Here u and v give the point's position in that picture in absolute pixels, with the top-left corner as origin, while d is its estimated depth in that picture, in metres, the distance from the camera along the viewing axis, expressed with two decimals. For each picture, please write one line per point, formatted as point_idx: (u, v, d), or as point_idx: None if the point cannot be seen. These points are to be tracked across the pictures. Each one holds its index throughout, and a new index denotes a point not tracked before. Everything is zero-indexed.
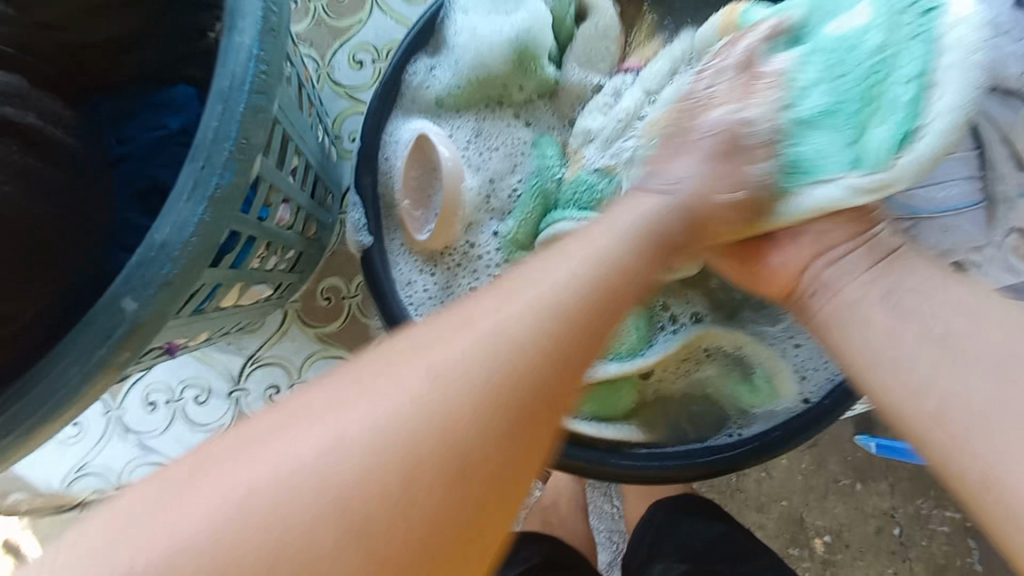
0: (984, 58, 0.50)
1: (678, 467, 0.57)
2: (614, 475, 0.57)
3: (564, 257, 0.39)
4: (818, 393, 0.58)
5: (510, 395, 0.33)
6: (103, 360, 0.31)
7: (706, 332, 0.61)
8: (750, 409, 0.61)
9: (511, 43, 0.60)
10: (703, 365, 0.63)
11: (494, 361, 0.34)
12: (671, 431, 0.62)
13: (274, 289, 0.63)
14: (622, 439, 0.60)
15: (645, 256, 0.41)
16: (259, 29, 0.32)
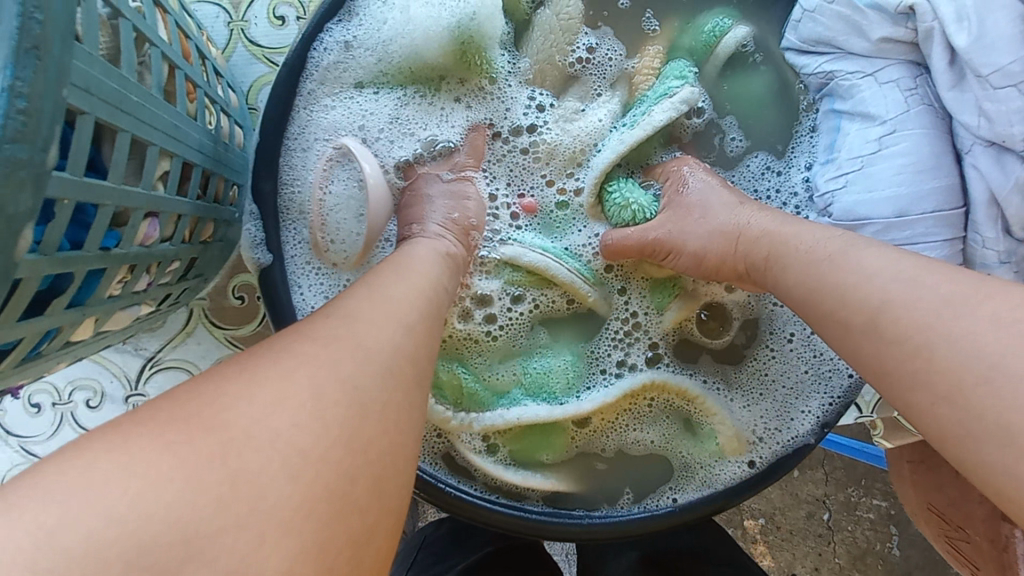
0: (987, 109, 0.43)
1: (601, 526, 0.52)
2: (529, 531, 0.52)
3: (389, 292, 0.39)
4: (766, 458, 0.54)
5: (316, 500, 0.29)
6: None
7: (651, 381, 0.55)
8: (697, 467, 0.55)
9: (450, 27, 0.51)
10: (651, 414, 0.57)
11: (287, 496, 0.28)
12: (607, 481, 0.57)
13: (157, 303, 0.54)
14: (546, 489, 0.55)
15: (439, 290, 0.43)
16: (12, 45, 0.22)
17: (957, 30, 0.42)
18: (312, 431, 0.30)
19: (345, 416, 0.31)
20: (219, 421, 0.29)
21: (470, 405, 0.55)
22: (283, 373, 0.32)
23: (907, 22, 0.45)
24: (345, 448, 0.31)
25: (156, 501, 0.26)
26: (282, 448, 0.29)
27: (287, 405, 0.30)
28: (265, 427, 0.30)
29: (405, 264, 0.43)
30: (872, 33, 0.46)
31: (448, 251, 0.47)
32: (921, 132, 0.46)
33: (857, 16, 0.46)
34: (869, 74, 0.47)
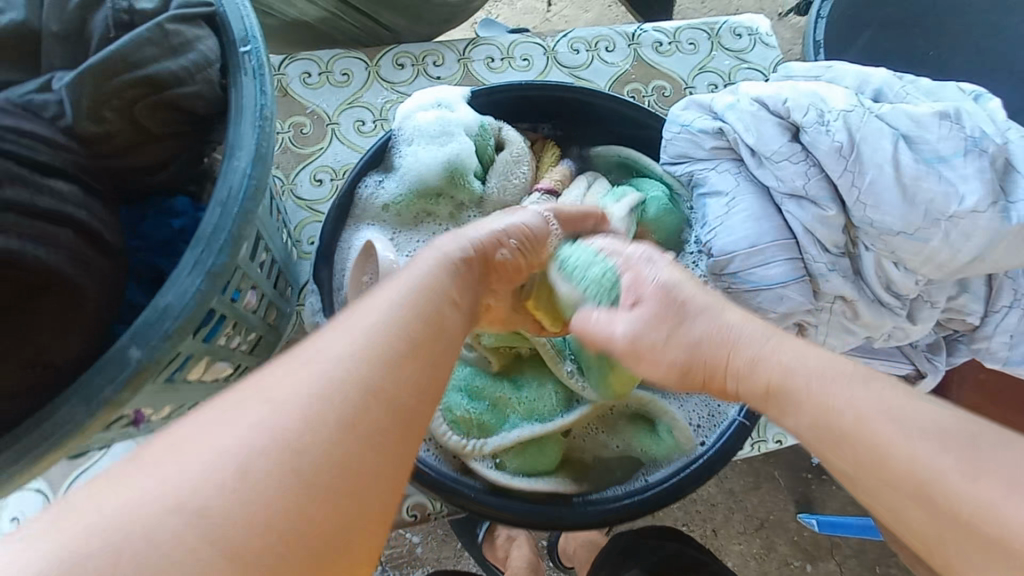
0: (780, 175, 0.69)
1: (595, 511, 0.65)
2: (538, 524, 0.64)
3: (414, 279, 0.49)
4: (709, 439, 0.70)
5: (391, 401, 0.39)
6: (106, 399, 0.38)
7: (614, 394, 0.73)
8: (661, 459, 0.71)
9: (444, 165, 0.77)
10: (613, 424, 0.74)
11: (371, 390, 0.39)
12: (596, 483, 0.71)
13: (234, 370, 0.70)
14: (549, 492, 0.68)
15: (446, 298, 0.49)
16: (252, 157, 0.45)
17: (748, 134, 0.70)
18: (379, 362, 0.40)
19: (391, 375, 0.40)
20: (299, 372, 0.38)
21: (479, 432, 0.70)
22: (336, 338, 0.41)
23: (722, 136, 0.74)
24: (393, 400, 0.40)
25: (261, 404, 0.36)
26: (353, 370, 0.39)
27: (366, 338, 0.42)
28: (334, 354, 0.40)
29: (416, 270, 0.51)
30: (706, 144, 0.75)
31: (452, 254, 0.54)
32: (750, 197, 0.72)
33: (696, 138, 0.75)
34: (713, 168, 0.75)
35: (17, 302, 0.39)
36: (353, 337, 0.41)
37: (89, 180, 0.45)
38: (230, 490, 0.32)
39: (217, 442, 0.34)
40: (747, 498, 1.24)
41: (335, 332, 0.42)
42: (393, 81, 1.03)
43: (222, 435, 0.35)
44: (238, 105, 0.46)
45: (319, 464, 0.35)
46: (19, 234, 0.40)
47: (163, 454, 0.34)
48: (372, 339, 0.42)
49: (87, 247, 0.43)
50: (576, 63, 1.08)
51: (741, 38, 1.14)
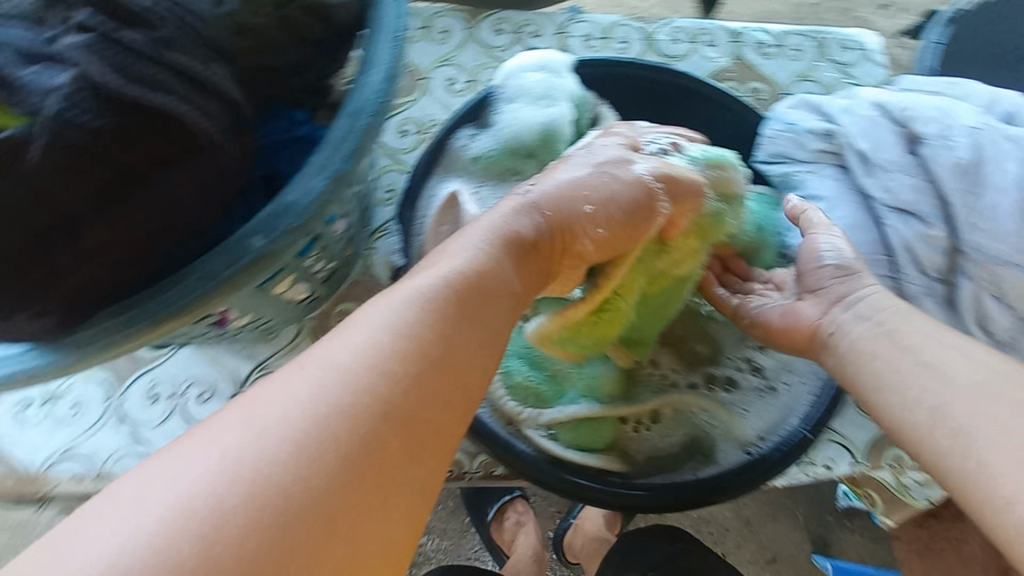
0: (889, 186, 0.67)
1: (646, 494, 0.64)
2: (586, 496, 0.64)
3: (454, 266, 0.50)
4: (765, 445, 0.70)
5: (409, 412, 0.40)
6: (227, 278, 0.40)
7: (675, 393, 0.73)
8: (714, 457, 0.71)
9: (540, 126, 0.75)
10: (673, 418, 0.73)
11: (387, 401, 0.40)
12: (647, 467, 0.70)
13: (308, 295, 0.72)
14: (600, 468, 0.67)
15: (487, 285, 0.50)
16: (386, 75, 0.45)
17: (862, 140, 0.68)
18: (399, 368, 0.42)
19: (397, 393, 0.41)
20: (308, 384, 0.40)
21: (536, 401, 0.70)
22: (363, 336, 0.43)
23: (830, 140, 0.71)
24: (390, 426, 0.39)
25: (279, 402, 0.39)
26: (371, 377, 0.41)
27: (392, 340, 0.43)
28: (360, 353, 0.42)
29: (463, 251, 0.52)
30: (811, 146, 0.71)
31: (514, 230, 0.54)
32: (851, 206, 0.69)
33: (800, 138, 0.72)
34: (814, 171, 0.71)
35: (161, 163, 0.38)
36: (379, 338, 0.43)
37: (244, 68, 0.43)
38: (239, 495, 0.34)
39: (235, 441, 0.37)
40: (761, 528, 1.20)
41: (363, 330, 0.44)
42: (490, 46, 1.04)
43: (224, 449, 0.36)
44: (379, 25, 0.47)
45: (329, 477, 0.36)
46: (186, 98, 0.38)
47: (187, 449, 0.37)
48: (397, 342, 0.43)
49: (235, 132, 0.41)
50: (674, 52, 1.06)
51: (849, 51, 1.11)
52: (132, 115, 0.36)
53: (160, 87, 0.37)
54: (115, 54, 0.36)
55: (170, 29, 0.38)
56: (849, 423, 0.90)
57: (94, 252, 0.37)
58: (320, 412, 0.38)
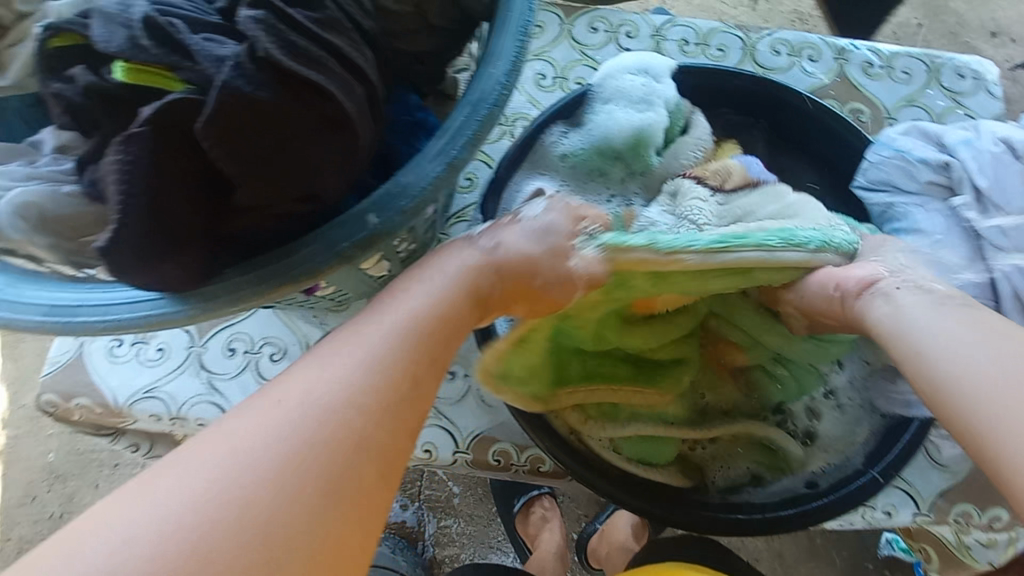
0: (1005, 229, 0.62)
1: (704, 517, 0.66)
2: (641, 511, 0.66)
3: (416, 293, 0.52)
4: (828, 480, 0.69)
5: (371, 432, 0.42)
6: (343, 252, 0.41)
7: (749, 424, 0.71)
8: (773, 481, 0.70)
9: (635, 130, 0.74)
10: (739, 441, 0.72)
11: (347, 422, 0.42)
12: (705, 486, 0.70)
13: (387, 273, 0.74)
14: (661, 483, 0.68)
15: (448, 308, 0.52)
16: (509, 67, 0.46)
17: (981, 177, 0.64)
18: (361, 390, 0.44)
19: (397, 371, 0.46)
20: (310, 375, 0.44)
21: (599, 414, 0.70)
22: (324, 362, 0.45)
23: (944, 173, 0.67)
24: (394, 396, 0.45)
25: (247, 426, 0.40)
26: (331, 401, 0.42)
27: (358, 362, 0.45)
28: (317, 377, 0.43)
29: (431, 278, 0.54)
30: (922, 177, 0.67)
31: (468, 269, 0.55)
32: (959, 244, 0.64)
33: (910, 167, 0.68)
34: (921, 204, 0.67)
35: (307, 132, 0.39)
36: (341, 362, 0.45)
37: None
38: (202, 519, 0.36)
39: (204, 471, 0.38)
40: (795, 565, 1.16)
41: (331, 353, 0.46)
42: (584, 43, 1.03)
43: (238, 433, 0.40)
44: (505, 15, 0.47)
45: (294, 495, 0.38)
46: (331, 74, 0.40)
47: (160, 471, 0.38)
48: (362, 363, 0.45)
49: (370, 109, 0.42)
50: (773, 65, 1.02)
51: (964, 79, 1.04)
52: (281, 85, 0.38)
53: (309, 61, 0.39)
54: (277, 27, 0.39)
55: (327, 13, 0.41)
56: (916, 471, 0.85)
57: (247, 208, 0.40)
58: (283, 435, 0.40)
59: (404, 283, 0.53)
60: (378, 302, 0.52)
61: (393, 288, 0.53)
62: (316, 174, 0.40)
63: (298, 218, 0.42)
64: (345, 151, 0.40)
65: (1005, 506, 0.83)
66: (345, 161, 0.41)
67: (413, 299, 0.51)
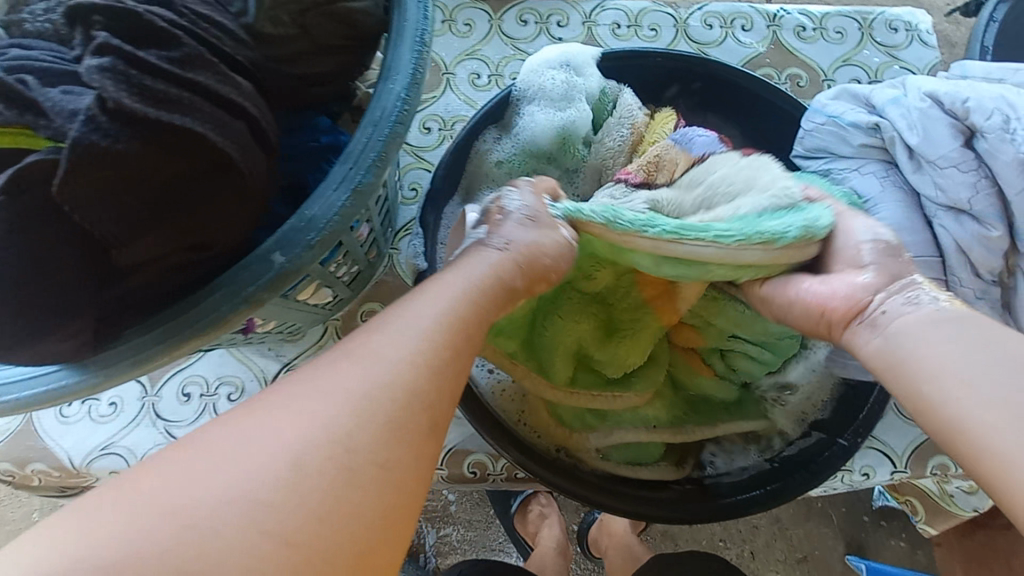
0: (942, 184, 0.61)
1: (704, 511, 0.64)
2: (644, 515, 0.64)
3: (431, 303, 0.48)
4: (805, 442, 0.69)
5: (380, 458, 0.38)
6: (250, 296, 0.39)
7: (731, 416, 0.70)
8: (762, 451, 0.70)
9: (559, 129, 0.74)
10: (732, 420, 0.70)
11: (355, 444, 0.37)
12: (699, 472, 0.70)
13: (332, 299, 0.72)
14: (653, 482, 0.68)
15: (463, 317, 0.48)
16: (408, 81, 0.44)
17: (911, 134, 0.63)
18: (375, 407, 0.39)
19: (436, 375, 0.43)
20: (347, 367, 0.41)
21: (579, 424, 0.68)
22: (339, 371, 0.41)
23: (877, 134, 0.66)
24: (432, 398, 0.42)
25: (244, 449, 0.36)
26: (343, 418, 0.38)
27: (371, 376, 0.41)
28: (327, 390, 0.39)
29: (444, 285, 0.50)
30: (855, 141, 0.67)
31: (480, 271, 0.52)
32: (896, 204, 0.64)
33: (844, 132, 0.68)
34: (856, 168, 0.67)
35: (188, 180, 0.38)
36: (367, 371, 0.41)
37: (263, 81, 0.43)
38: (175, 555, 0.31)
39: (201, 483, 0.33)
40: (794, 529, 1.17)
41: (344, 364, 0.41)
42: (515, 38, 1.01)
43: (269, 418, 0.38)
44: (399, 26, 0.45)
45: (282, 531, 0.33)
46: (201, 116, 0.38)
47: (134, 487, 0.33)
48: (381, 376, 0.41)
49: (256, 144, 0.40)
50: (707, 39, 1.01)
51: (897, 33, 1.04)
52: (148, 134, 0.36)
53: (176, 107, 0.37)
54: (131, 77, 0.37)
55: (186, 51, 0.39)
56: (889, 429, 0.85)
57: (131, 267, 0.39)
58: (286, 453, 0.36)
59: (414, 293, 0.49)
60: (390, 310, 0.48)
61: (404, 297, 0.49)
62: (204, 222, 0.39)
63: (192, 267, 0.41)
64: (230, 193, 0.39)
65: None
66: (234, 204, 0.39)
67: (424, 311, 0.47)
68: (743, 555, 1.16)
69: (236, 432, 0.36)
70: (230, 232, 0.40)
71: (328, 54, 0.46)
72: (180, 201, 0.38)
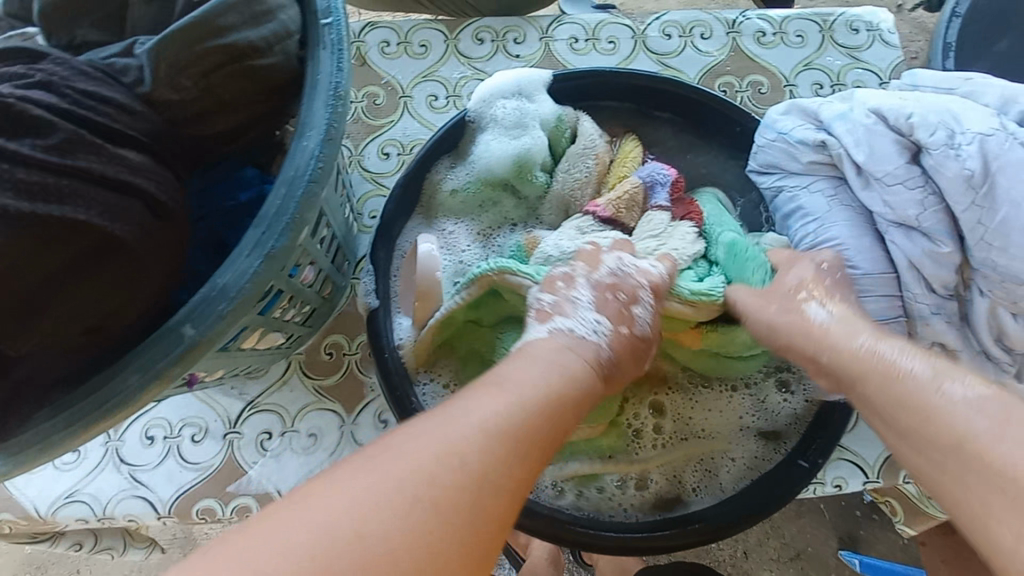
0: (890, 201, 0.61)
1: (660, 536, 0.63)
2: (600, 547, 0.63)
3: (510, 380, 0.46)
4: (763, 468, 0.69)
5: (439, 531, 0.36)
6: (160, 372, 0.39)
7: (690, 443, 0.70)
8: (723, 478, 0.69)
9: (515, 157, 0.73)
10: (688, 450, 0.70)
11: (417, 507, 0.36)
12: (661, 500, 0.69)
13: (285, 339, 0.71)
14: (610, 512, 0.67)
15: (543, 403, 0.45)
16: (322, 136, 0.43)
17: (857, 151, 0.62)
18: (449, 476, 0.38)
19: (495, 484, 0.39)
20: (431, 432, 0.40)
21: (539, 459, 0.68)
22: (425, 431, 0.40)
23: (824, 151, 0.66)
24: (484, 507, 0.38)
25: (326, 506, 0.35)
26: (419, 481, 0.37)
27: (451, 449, 0.39)
28: (401, 454, 0.38)
29: (526, 360, 0.49)
30: (803, 158, 0.67)
31: (567, 347, 0.51)
32: (846, 221, 0.64)
33: (792, 149, 0.67)
34: (805, 186, 0.67)
35: (79, 265, 0.40)
36: (437, 437, 0.40)
37: (160, 149, 0.44)
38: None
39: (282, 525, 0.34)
40: (785, 526, 1.16)
41: (428, 425, 0.41)
42: (470, 56, 1.00)
43: (328, 484, 0.37)
44: (312, 80, 0.44)
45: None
46: (83, 202, 0.39)
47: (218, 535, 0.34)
48: (455, 445, 0.39)
49: (153, 219, 0.42)
50: (666, 49, 1.00)
51: (859, 33, 1.02)
52: (32, 228, 0.38)
53: (59, 197, 0.39)
54: (5, 171, 0.38)
55: (63, 137, 0.40)
56: (861, 438, 0.85)
57: (27, 353, 0.40)
58: (357, 507, 0.35)
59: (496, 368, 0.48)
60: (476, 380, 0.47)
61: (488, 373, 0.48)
62: (98, 301, 0.41)
63: (96, 345, 0.42)
64: (121, 272, 0.41)
65: (953, 458, 0.83)
66: (127, 279, 0.42)
67: (505, 391, 0.45)
68: (734, 556, 1.15)
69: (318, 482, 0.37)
70: (128, 308, 0.42)
71: (238, 112, 0.47)
72: (73, 284, 0.40)
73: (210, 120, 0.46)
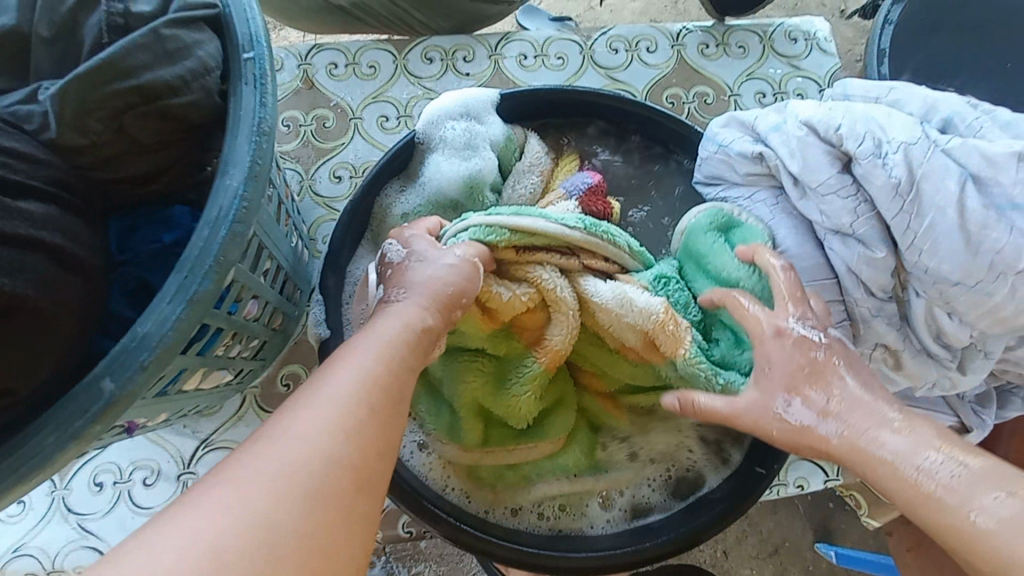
0: (824, 210, 0.63)
1: (626, 553, 0.63)
2: (570, 570, 0.62)
3: (365, 351, 0.46)
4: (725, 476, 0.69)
5: (337, 503, 0.38)
6: (76, 431, 0.37)
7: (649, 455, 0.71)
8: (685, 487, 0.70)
9: (464, 179, 0.72)
10: (649, 462, 0.71)
11: (309, 490, 0.37)
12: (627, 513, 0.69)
13: (235, 375, 0.69)
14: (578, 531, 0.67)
15: (404, 369, 0.47)
16: (245, 175, 0.42)
17: (792, 162, 0.64)
18: (331, 455, 0.39)
19: (353, 442, 0.40)
20: (294, 420, 0.40)
21: (503, 488, 0.68)
22: (295, 423, 0.40)
23: (761, 162, 0.68)
24: (354, 466, 0.40)
25: (209, 518, 0.35)
26: (305, 467, 0.38)
27: (318, 430, 0.40)
28: (274, 450, 0.38)
29: (376, 335, 0.48)
30: (743, 169, 0.69)
31: (415, 324, 0.50)
32: (788, 230, 0.67)
33: (731, 161, 0.70)
34: (748, 197, 0.70)
35: None
36: (311, 423, 0.40)
37: (70, 195, 0.45)
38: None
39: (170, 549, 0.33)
40: (762, 522, 1.17)
41: (295, 417, 0.41)
42: (420, 76, 0.99)
43: (145, 544, 0.34)
44: (234, 116, 0.43)
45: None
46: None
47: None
48: (329, 425, 0.40)
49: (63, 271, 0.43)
50: (614, 63, 1.02)
51: (797, 43, 1.06)
52: None
53: None
54: None
55: None
56: None
57: None
58: (248, 507, 0.35)
59: (348, 347, 0.47)
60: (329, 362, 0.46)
61: (337, 354, 0.47)
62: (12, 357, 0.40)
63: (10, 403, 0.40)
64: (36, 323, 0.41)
65: None
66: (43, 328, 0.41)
67: (359, 363, 0.45)
68: (715, 556, 1.15)
69: (194, 502, 0.36)
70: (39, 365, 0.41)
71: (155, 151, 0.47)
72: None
73: (129, 161, 0.46)
